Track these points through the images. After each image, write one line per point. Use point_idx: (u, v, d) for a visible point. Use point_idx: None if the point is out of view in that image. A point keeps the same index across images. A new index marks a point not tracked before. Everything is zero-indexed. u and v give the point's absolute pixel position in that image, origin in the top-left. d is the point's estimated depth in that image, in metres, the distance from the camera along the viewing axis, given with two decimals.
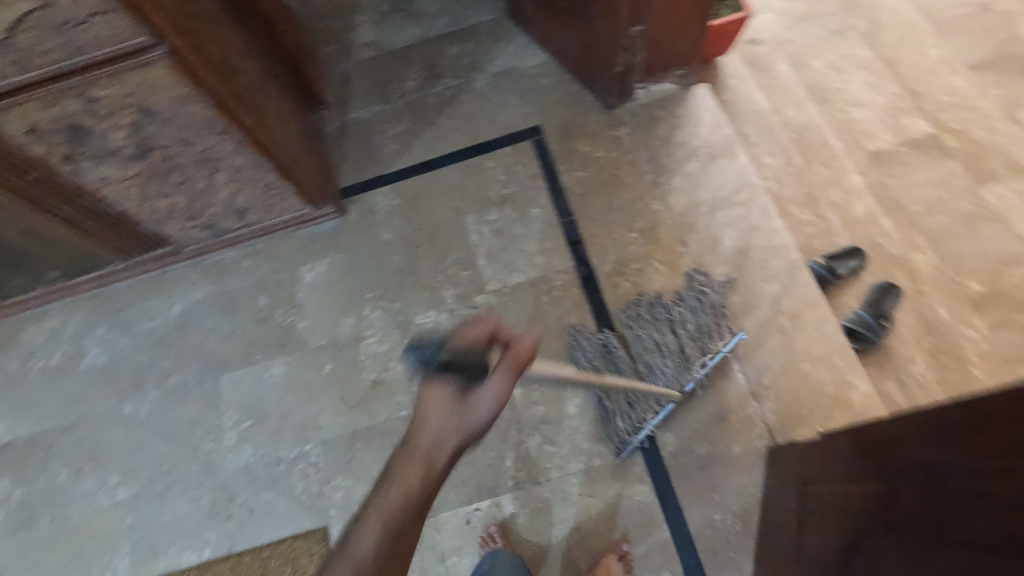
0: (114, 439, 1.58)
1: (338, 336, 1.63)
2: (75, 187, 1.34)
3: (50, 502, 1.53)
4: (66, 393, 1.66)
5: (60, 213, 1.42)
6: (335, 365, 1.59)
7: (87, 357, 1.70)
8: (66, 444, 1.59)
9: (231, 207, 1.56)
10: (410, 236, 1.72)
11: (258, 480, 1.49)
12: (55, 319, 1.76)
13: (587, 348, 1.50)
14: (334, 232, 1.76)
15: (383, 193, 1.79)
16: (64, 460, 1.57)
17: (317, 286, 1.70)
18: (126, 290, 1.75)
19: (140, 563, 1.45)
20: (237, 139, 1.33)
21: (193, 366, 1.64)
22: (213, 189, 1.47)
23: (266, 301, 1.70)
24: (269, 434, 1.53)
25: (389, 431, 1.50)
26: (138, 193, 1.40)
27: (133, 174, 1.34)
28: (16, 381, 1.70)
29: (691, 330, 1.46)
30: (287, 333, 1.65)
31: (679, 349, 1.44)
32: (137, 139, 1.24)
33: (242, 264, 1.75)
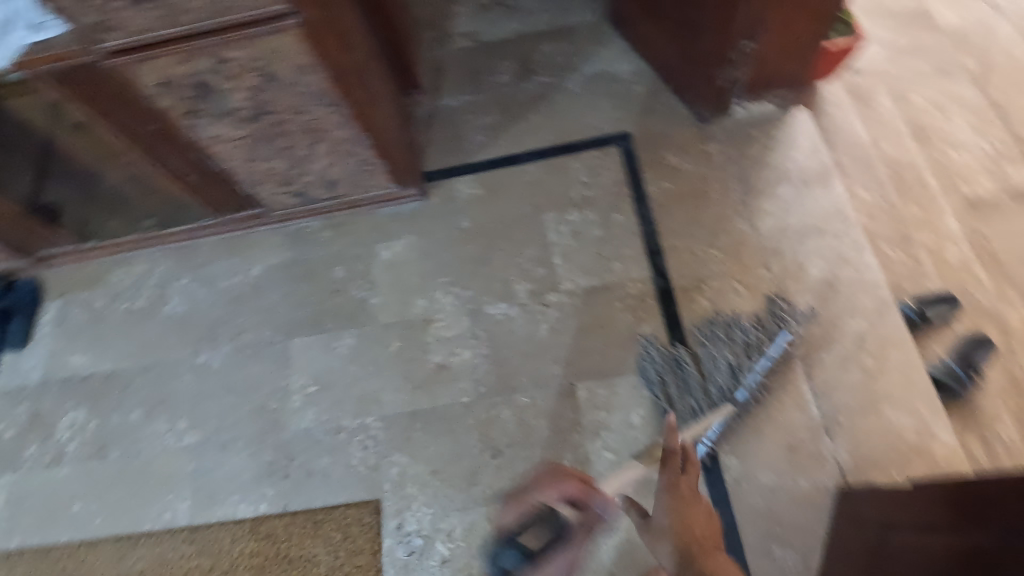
0: (186, 386, 1.64)
1: (407, 316, 1.65)
2: (188, 142, 1.39)
3: (121, 437, 1.60)
4: (146, 336, 1.73)
5: (169, 164, 1.48)
6: (402, 344, 1.61)
7: (168, 305, 1.77)
8: (141, 384, 1.66)
9: (323, 179, 1.60)
10: (489, 227, 1.73)
11: (318, 444, 1.52)
12: (142, 265, 1.83)
13: (655, 361, 1.48)
14: (414, 213, 1.79)
15: (466, 181, 1.81)
16: (138, 399, 1.64)
17: (392, 265, 1.73)
18: (212, 245, 1.82)
19: (198, 508, 1.50)
20: (343, 112, 1.36)
21: (266, 326, 1.69)
22: (311, 159, 1.51)
23: (342, 273, 1.73)
24: (332, 401, 1.57)
25: (449, 415, 1.51)
26: (243, 154, 1.45)
27: (243, 135, 1.38)
28: (101, 318, 1.78)
29: (759, 349, 1.43)
30: (359, 306, 1.68)
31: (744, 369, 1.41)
32: (254, 102, 1.28)
33: (322, 234, 1.79)
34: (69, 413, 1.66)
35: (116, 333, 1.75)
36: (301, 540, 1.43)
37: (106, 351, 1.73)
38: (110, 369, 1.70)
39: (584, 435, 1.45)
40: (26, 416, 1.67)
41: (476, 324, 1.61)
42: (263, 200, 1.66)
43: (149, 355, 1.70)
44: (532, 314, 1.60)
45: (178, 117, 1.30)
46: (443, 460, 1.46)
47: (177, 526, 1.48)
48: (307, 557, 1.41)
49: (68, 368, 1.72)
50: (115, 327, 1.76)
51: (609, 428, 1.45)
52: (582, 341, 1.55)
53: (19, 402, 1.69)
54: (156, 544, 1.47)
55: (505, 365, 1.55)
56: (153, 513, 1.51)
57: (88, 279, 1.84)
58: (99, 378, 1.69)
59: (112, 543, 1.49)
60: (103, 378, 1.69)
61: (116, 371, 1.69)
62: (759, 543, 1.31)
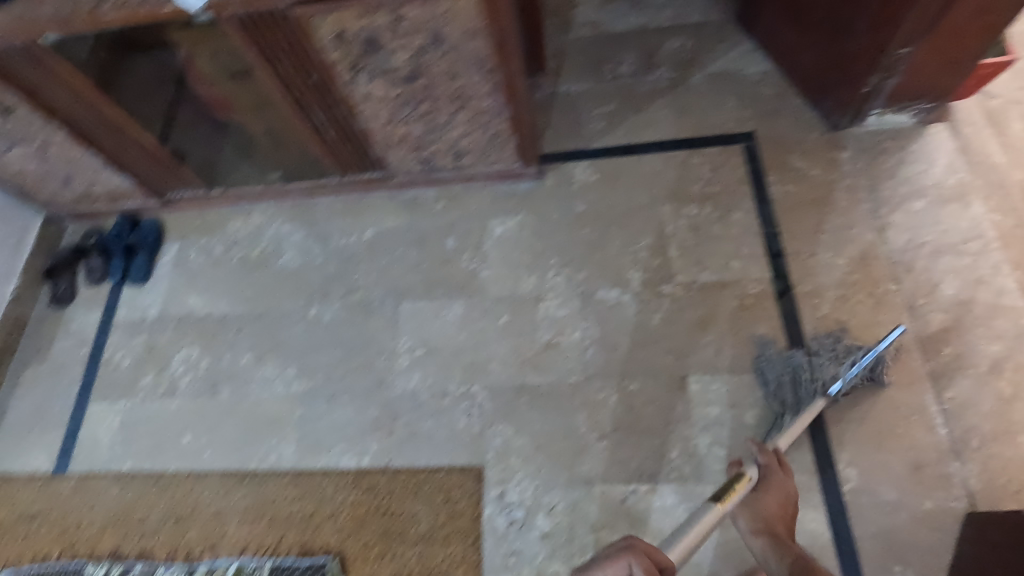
0: (298, 337, 1.68)
1: (518, 292, 1.66)
2: (339, 99, 1.42)
3: (232, 378, 1.65)
4: (261, 284, 1.79)
5: (313, 119, 1.51)
6: (511, 318, 1.62)
7: (283, 257, 1.82)
8: (254, 331, 1.71)
9: (453, 149, 1.61)
10: (604, 214, 1.73)
11: (424, 407, 1.54)
12: (260, 216, 1.89)
13: (772, 364, 1.44)
14: (529, 192, 1.80)
15: (583, 166, 1.81)
16: (251, 345, 1.69)
17: (504, 241, 1.74)
18: (328, 205, 1.86)
19: (303, 454, 1.53)
20: (495, 82, 1.38)
21: (377, 288, 1.73)
22: (448, 126, 1.52)
23: (454, 244, 1.75)
24: (439, 367, 1.59)
25: (556, 393, 1.51)
26: (387, 115, 1.47)
27: (393, 97, 1.41)
28: (218, 263, 1.84)
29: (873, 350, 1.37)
30: (470, 278, 1.70)
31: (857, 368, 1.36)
32: (415, 63, 1.31)
33: (437, 205, 1.82)
34: (183, 349, 1.72)
35: (231, 279, 1.81)
36: (403, 497, 1.45)
37: (220, 296, 1.79)
38: (225, 313, 1.75)
39: (694, 428, 1.43)
40: (143, 347, 1.74)
41: (587, 308, 1.61)
42: (389, 165, 1.68)
43: (264, 305, 1.75)
44: (644, 303, 1.59)
45: (339, 72, 1.33)
46: (549, 436, 1.47)
47: (283, 468, 1.52)
48: (408, 514, 1.43)
49: (184, 307, 1.79)
50: (230, 274, 1.82)
51: (720, 424, 1.43)
52: (696, 335, 1.53)
53: (138, 334, 1.76)
54: (262, 483, 1.51)
55: (615, 351, 1.54)
56: (260, 453, 1.55)
57: (207, 225, 1.90)
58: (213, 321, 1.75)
59: (219, 478, 1.53)
60: (217, 320, 1.75)
61: (232, 315, 1.75)
62: (876, 558, 1.27)
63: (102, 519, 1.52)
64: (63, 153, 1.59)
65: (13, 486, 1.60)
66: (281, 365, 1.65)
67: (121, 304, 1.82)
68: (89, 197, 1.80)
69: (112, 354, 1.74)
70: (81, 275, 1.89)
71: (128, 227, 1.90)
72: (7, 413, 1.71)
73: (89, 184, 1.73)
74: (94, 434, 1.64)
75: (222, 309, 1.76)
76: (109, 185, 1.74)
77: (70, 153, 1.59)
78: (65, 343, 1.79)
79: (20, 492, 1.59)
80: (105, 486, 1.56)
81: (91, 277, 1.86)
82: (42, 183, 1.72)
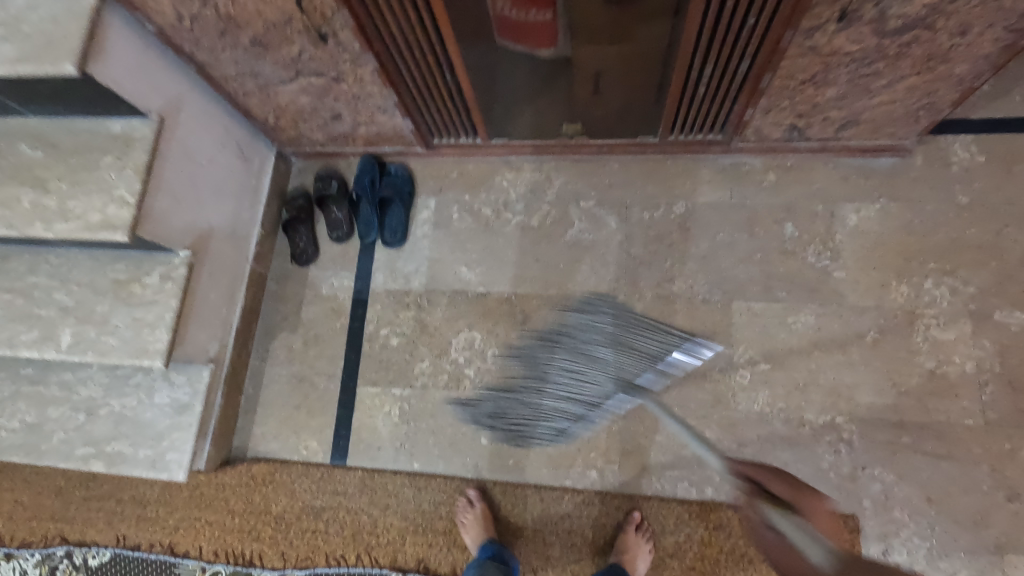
0: (531, 375, 1.38)
1: (885, 304, 1.35)
2: (771, 51, 1.05)
3: (628, 474, 1.34)
4: (549, 261, 1.50)
5: (698, 72, 1.15)
6: (882, 336, 1.33)
7: (573, 228, 1.51)
8: (568, 409, 1.32)
9: (848, 118, 1.24)
10: (998, 209, 1.37)
11: (776, 435, 1.31)
12: (537, 173, 1.56)
13: (523, 409, 1.36)
14: (891, 171, 1.42)
15: (964, 142, 1.41)
16: (507, 398, 1.39)
17: (861, 234, 1.40)
18: (623, 166, 1.52)
19: (631, 474, 1.34)
20: (1002, 42, 0.99)
21: (701, 279, 1.43)
22: (876, 91, 1.14)
23: (795, 232, 1.43)
24: (789, 388, 1.33)
25: (951, 437, 1.26)
26: (811, 74, 1.10)
27: (849, 51, 1.03)
28: (492, 227, 1.54)
29: (575, 371, 1.31)
30: (821, 279, 1.39)
31: (565, 394, 1.32)
32: (929, 9, 0.92)
33: (765, 179, 1.47)
34: (463, 333, 1.47)
35: (569, 326, 1.37)
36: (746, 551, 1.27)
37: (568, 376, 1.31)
38: (602, 388, 1.29)
39: None
40: (415, 325, 1.50)
41: (981, 333, 1.31)
42: (745, 130, 1.33)
43: (591, 360, 1.29)
44: None
45: (810, 14, 0.95)
46: (942, 488, 1.24)
47: (609, 489, 1.34)
48: None
49: (552, 342, 1.37)
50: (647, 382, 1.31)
51: None
52: None
53: (405, 309, 1.52)
54: (587, 504, 1.34)
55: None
56: (577, 471, 1.36)
57: (469, 178, 1.58)
58: (591, 405, 1.30)
59: (533, 492, 1.36)
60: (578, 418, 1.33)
61: (576, 398, 1.30)
62: None
63: (401, 524, 1.38)
64: (352, 89, 1.25)
65: (289, 474, 1.43)
66: (499, 424, 1.39)
67: (377, 268, 1.56)
68: (344, 138, 1.48)
69: (377, 330, 1.51)
70: (320, 228, 1.61)
71: (375, 173, 1.58)
72: (261, 389, 1.51)
73: (356, 125, 1.40)
74: (537, 467, 1.37)
75: (535, 375, 1.35)
76: (379, 126, 1.40)
77: (361, 91, 1.26)
78: (317, 312, 1.55)
79: (297, 482, 1.43)
80: (398, 487, 1.40)
81: (335, 233, 1.57)
82: (300, 119, 1.40)
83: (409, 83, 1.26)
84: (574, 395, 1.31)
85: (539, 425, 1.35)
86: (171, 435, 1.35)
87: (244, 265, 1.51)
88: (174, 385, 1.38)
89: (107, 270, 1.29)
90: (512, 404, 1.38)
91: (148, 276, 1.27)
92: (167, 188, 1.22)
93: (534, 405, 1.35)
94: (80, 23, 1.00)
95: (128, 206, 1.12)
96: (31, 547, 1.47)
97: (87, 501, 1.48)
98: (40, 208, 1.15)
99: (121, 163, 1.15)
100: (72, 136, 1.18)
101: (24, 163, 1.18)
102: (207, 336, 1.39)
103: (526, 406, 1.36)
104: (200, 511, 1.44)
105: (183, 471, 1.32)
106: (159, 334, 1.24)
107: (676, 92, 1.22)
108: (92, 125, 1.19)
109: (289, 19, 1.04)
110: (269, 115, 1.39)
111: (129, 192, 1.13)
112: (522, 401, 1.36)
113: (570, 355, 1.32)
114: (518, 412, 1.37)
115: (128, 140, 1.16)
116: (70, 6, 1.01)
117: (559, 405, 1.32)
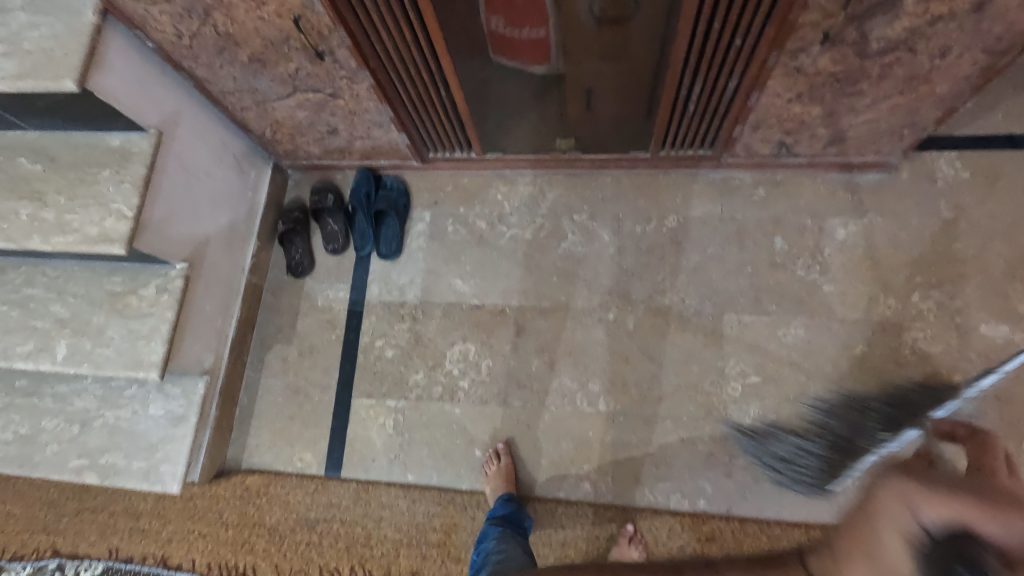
0: (820, 420, 1.29)
1: (873, 317, 1.38)
2: (758, 70, 1.08)
3: (621, 485, 1.35)
4: (543, 273, 1.52)
5: (688, 90, 1.18)
6: (870, 349, 1.35)
7: (566, 241, 1.53)
8: (812, 449, 1.23)
9: (835, 135, 1.27)
10: (982, 224, 1.39)
11: (766, 447, 1.33)
12: (531, 186, 1.58)
13: (775, 445, 1.30)
14: (877, 186, 1.45)
15: (948, 158, 1.45)
16: (796, 449, 1.26)
17: (849, 247, 1.43)
18: (615, 180, 1.55)
19: (624, 485, 1.35)
20: (981, 63, 1.02)
21: (692, 291, 1.45)
22: (861, 109, 1.17)
23: (784, 245, 1.45)
24: (780, 400, 1.35)
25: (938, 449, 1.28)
26: (797, 93, 1.13)
27: (833, 71, 1.06)
28: (486, 240, 1.56)
29: (831, 411, 1.29)
30: (809, 291, 1.41)
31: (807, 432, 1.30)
32: (910, 32, 0.95)
33: (755, 193, 1.49)
34: (457, 345, 1.49)
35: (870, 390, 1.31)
36: None
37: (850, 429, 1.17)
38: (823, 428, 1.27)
39: None
40: (409, 336, 1.51)
41: (966, 346, 1.33)
42: (735, 146, 1.35)
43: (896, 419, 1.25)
44: None
45: (795, 35, 0.98)
46: None
47: (602, 501, 1.35)
48: None
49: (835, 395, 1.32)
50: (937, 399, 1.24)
51: None
52: None
53: (400, 321, 1.53)
54: (580, 516, 1.35)
55: (1009, 405, 1.29)
56: (570, 482, 1.37)
57: (463, 191, 1.60)
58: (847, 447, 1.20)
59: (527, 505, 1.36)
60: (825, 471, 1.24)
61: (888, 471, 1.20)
62: None
63: (394, 536, 1.38)
64: (348, 105, 1.27)
65: (283, 486, 1.44)
66: (794, 481, 1.26)
67: (371, 280, 1.57)
68: (340, 152, 1.50)
69: (372, 342, 1.52)
70: (315, 240, 1.62)
71: (371, 186, 1.60)
72: (255, 400, 1.52)
73: (352, 139, 1.42)
74: (531, 478, 1.38)
75: (816, 423, 1.29)
76: (375, 141, 1.43)
77: (357, 107, 1.28)
78: (312, 324, 1.56)
79: (292, 494, 1.43)
80: (392, 499, 1.40)
81: (331, 245, 1.59)
82: (297, 134, 1.42)
83: (405, 99, 1.28)
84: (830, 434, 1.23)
85: (782, 466, 1.28)
86: (165, 446, 1.35)
87: (240, 277, 1.52)
88: (169, 396, 1.38)
89: (104, 282, 1.30)
90: (795, 455, 1.26)
91: (144, 288, 1.28)
92: (164, 200, 1.24)
93: (784, 449, 1.29)
94: (81, 41, 1.02)
95: (125, 220, 1.14)
96: (22, 560, 1.46)
97: (80, 513, 1.48)
98: (38, 221, 1.16)
99: (119, 177, 1.16)
100: (71, 150, 1.20)
101: (23, 176, 1.19)
102: (203, 347, 1.40)
103: (792, 453, 1.27)
104: (194, 523, 1.44)
105: (176, 483, 1.33)
106: (155, 345, 1.24)
107: (666, 110, 1.25)
108: (90, 139, 1.20)
109: (286, 38, 1.06)
110: (266, 129, 1.41)
111: (126, 205, 1.15)
112: (800, 450, 1.25)
113: (838, 407, 1.29)
114: (769, 450, 1.30)
115: (126, 154, 1.18)
116: (69, 24, 1.03)
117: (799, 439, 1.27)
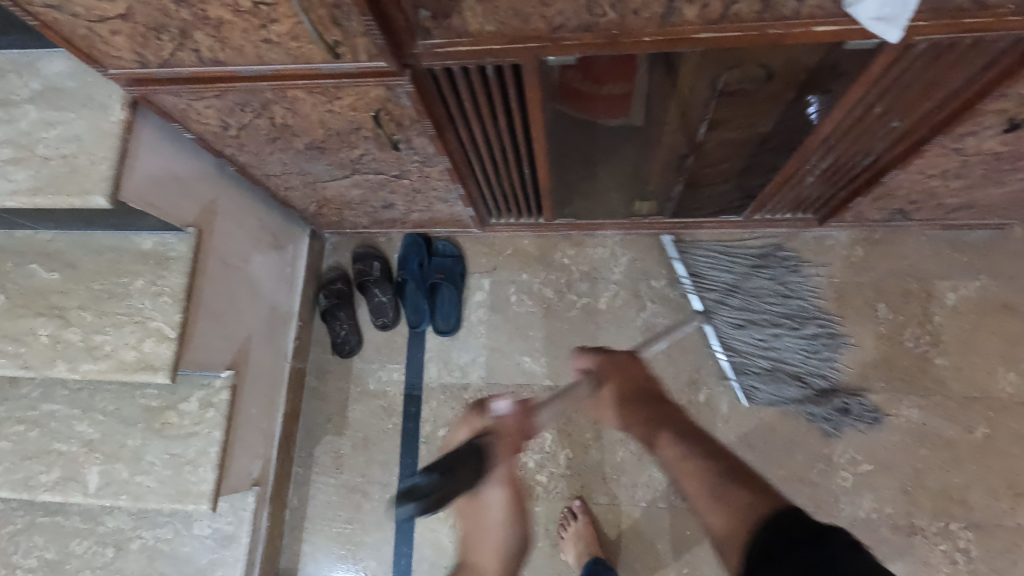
0: (759, 332, 1.28)
1: (991, 393, 1.26)
2: (909, 149, 0.93)
3: None
4: (622, 349, 1.37)
5: (813, 163, 1.03)
6: (991, 431, 1.24)
7: (646, 312, 1.38)
8: (771, 359, 1.28)
9: (963, 204, 1.13)
10: None
11: (885, 545, 1.21)
12: (602, 250, 1.42)
13: (782, 384, 1.27)
14: (988, 244, 1.32)
15: None
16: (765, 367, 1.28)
17: (960, 314, 1.30)
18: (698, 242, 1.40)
19: None
20: None
21: None
22: (1005, 183, 1.03)
23: (889, 313, 1.32)
24: (896, 491, 1.23)
25: None
26: (944, 170, 0.98)
27: (997, 151, 0.91)
28: (555, 311, 1.41)
29: (755, 322, 1.28)
30: (920, 366, 1.28)
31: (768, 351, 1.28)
32: None
33: (853, 254, 1.35)
34: None
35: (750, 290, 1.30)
36: None
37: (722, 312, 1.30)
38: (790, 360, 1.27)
39: None
40: None
41: None
42: (844, 213, 1.21)
43: (794, 315, 1.29)
44: None
45: (971, 121, 0.83)
46: None
47: None
48: None
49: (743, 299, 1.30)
50: (698, 292, 1.33)
51: None
52: None
53: (464, 406, 1.38)
54: None
55: None
56: None
57: (526, 255, 1.44)
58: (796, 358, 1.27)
59: None
60: (793, 369, 1.27)
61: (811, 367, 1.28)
62: None
63: None
64: (414, 185, 1.10)
65: None
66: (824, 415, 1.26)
67: (429, 359, 1.41)
68: (391, 222, 1.32)
69: (435, 432, 1.37)
70: (362, 313, 1.46)
71: (423, 255, 1.44)
72: (308, 500, 1.36)
73: (410, 212, 1.25)
74: None
75: (751, 333, 1.29)
76: (435, 213, 1.26)
77: (424, 186, 1.10)
78: (365, 412, 1.39)
79: None
80: None
81: (380, 319, 1.42)
82: (347, 208, 1.24)
83: (480, 176, 1.12)
84: (764, 343, 1.28)
85: (784, 392, 1.27)
86: (216, 570, 1.22)
87: (283, 365, 1.36)
88: (217, 513, 1.26)
89: (138, 395, 1.13)
90: (766, 371, 1.28)
91: (185, 403, 1.11)
92: (207, 305, 1.07)
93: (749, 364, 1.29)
94: (110, 143, 0.84)
95: (168, 341, 0.96)
96: None
97: None
98: (62, 343, 0.98)
99: (156, 289, 0.99)
100: (94, 255, 1.01)
101: (38, 288, 1.01)
102: (251, 456, 1.24)
103: (781, 382, 1.27)
104: None
105: None
106: (204, 473, 1.08)
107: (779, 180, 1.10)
108: (117, 242, 1.02)
109: (357, 128, 0.88)
110: (310, 205, 1.24)
111: (168, 323, 0.97)
112: (789, 369, 1.27)
113: (727, 313, 1.30)
114: (785, 381, 1.27)
115: (162, 259, 1.00)
116: (95, 122, 0.86)
117: (755, 350, 1.28)
